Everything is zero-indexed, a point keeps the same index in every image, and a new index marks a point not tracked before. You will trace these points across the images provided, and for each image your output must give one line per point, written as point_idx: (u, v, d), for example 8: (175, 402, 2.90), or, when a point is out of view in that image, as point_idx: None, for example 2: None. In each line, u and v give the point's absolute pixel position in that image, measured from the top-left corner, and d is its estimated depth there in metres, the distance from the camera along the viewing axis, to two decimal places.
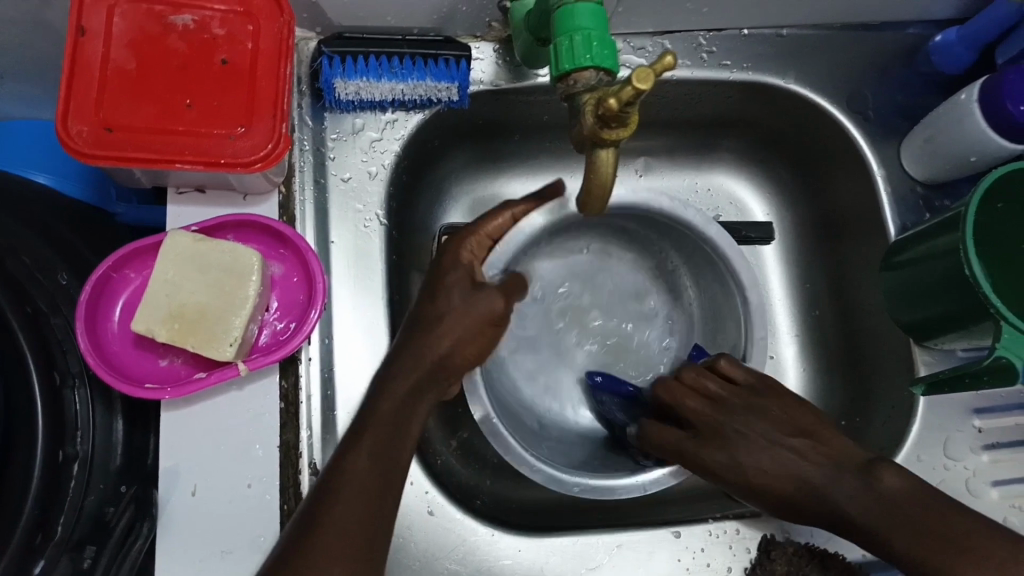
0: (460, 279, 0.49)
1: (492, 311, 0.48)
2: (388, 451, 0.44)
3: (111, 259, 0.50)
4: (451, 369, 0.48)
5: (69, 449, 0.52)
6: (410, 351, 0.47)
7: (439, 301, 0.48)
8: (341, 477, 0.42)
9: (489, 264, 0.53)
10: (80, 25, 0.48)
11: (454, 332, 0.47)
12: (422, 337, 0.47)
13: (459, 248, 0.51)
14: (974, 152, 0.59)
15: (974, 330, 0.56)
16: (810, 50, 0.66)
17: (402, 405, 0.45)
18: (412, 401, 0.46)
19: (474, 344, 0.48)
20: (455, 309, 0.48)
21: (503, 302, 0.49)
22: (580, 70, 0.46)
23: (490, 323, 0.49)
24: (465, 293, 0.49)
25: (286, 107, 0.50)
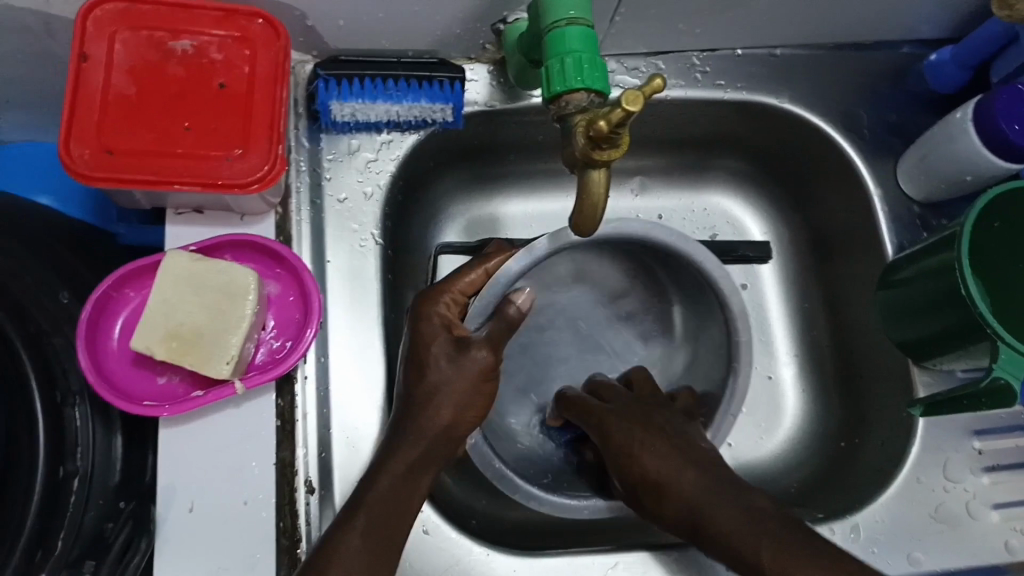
0: (442, 343, 0.51)
1: (481, 366, 0.51)
2: (387, 515, 0.46)
3: (111, 279, 0.51)
4: (454, 437, 0.51)
5: (68, 465, 0.53)
6: (412, 422, 0.50)
7: (427, 374, 0.50)
8: (351, 518, 0.45)
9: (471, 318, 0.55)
10: (83, 52, 0.49)
11: (453, 399, 0.50)
12: (421, 410, 0.50)
13: (432, 310, 0.53)
14: (970, 172, 0.59)
15: (973, 350, 0.56)
16: (803, 70, 0.67)
17: (407, 475, 0.48)
18: (415, 469, 0.48)
19: (472, 405, 0.51)
20: (446, 376, 0.50)
21: (489, 353, 0.52)
22: (571, 92, 0.47)
23: (482, 379, 0.51)
24: (451, 357, 0.51)
25: (282, 129, 0.51)
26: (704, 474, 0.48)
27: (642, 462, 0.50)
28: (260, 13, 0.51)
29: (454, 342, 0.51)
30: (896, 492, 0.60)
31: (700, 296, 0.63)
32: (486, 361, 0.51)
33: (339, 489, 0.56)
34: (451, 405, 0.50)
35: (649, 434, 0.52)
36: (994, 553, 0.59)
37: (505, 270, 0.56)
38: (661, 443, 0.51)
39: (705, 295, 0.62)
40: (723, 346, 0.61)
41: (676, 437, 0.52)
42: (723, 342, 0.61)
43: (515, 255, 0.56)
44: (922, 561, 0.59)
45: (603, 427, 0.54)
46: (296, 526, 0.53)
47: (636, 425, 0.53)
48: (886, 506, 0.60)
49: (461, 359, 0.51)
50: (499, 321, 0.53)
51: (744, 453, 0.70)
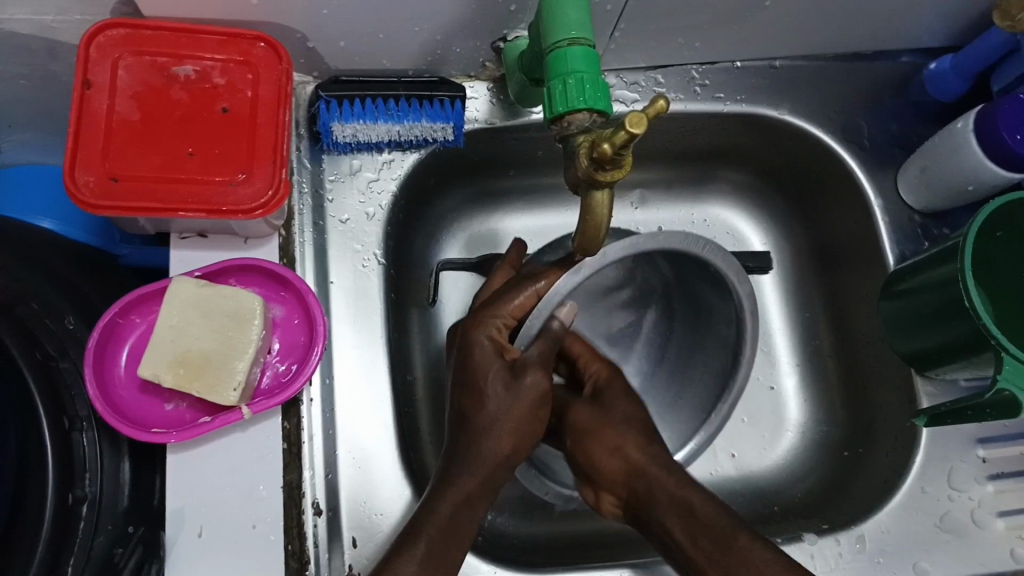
0: (496, 370, 0.50)
1: (539, 389, 0.51)
2: (451, 530, 0.47)
3: (118, 305, 0.51)
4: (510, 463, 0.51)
5: (78, 492, 0.52)
6: (467, 449, 0.50)
7: (487, 403, 0.50)
8: (418, 526, 0.47)
9: (520, 339, 0.52)
10: (87, 79, 0.49)
11: (511, 427, 0.50)
12: (477, 438, 0.50)
13: (479, 329, 0.51)
14: (971, 181, 0.60)
15: (977, 361, 0.56)
16: (803, 82, 0.67)
17: (463, 504, 0.48)
18: (472, 499, 0.49)
19: (525, 432, 0.50)
20: (499, 404, 0.50)
21: (545, 376, 0.51)
22: (573, 113, 0.46)
23: (538, 405, 0.51)
24: (507, 384, 0.50)
25: (285, 154, 0.51)
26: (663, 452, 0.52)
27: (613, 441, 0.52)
28: (262, 37, 0.51)
29: (502, 368, 0.50)
30: (903, 502, 0.60)
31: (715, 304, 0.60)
32: (540, 385, 0.51)
33: (347, 509, 0.56)
34: (511, 432, 0.50)
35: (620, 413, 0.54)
36: (1001, 561, 0.59)
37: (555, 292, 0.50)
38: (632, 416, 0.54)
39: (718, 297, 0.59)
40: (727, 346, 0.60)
41: (642, 406, 0.55)
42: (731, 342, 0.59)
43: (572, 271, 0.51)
44: (929, 571, 0.59)
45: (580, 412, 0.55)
46: (305, 547, 0.53)
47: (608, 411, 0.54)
48: (891, 515, 0.60)
49: (512, 389, 0.50)
50: (545, 339, 0.51)
51: (751, 463, 0.70)
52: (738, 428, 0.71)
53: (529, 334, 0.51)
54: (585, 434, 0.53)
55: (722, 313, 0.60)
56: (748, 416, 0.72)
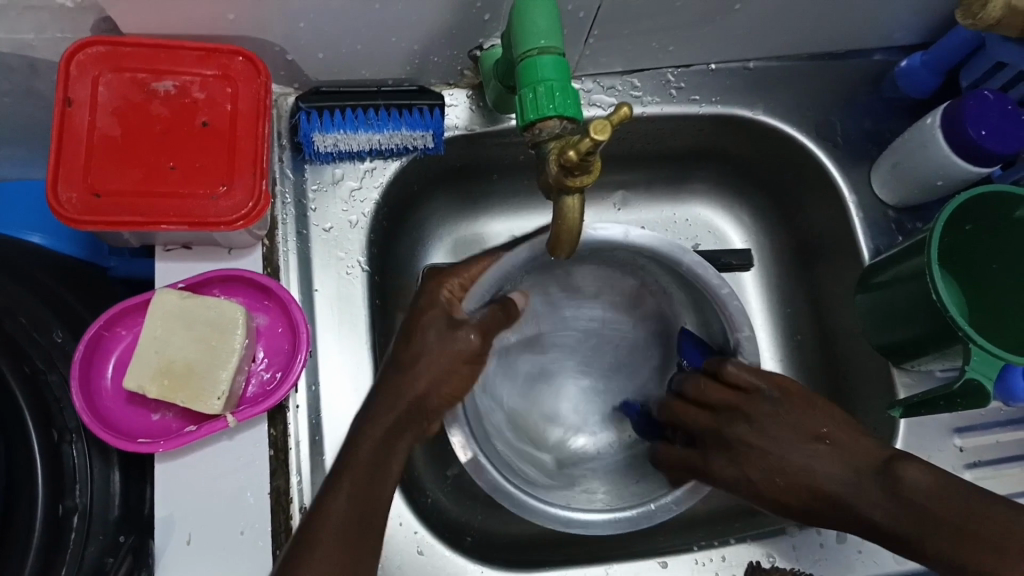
0: (437, 316, 0.52)
1: (469, 347, 0.52)
2: (372, 479, 0.47)
3: (102, 319, 0.52)
4: (425, 411, 0.51)
5: (68, 503, 0.54)
6: (388, 396, 0.50)
7: (422, 343, 0.51)
8: (346, 469, 0.47)
9: (470, 299, 0.54)
10: (68, 96, 0.50)
11: (430, 373, 0.51)
12: (405, 380, 0.50)
13: (439, 287, 0.54)
14: (940, 176, 0.61)
15: (946, 353, 0.58)
16: (777, 83, 0.68)
17: (383, 448, 0.48)
18: (389, 442, 0.49)
19: (449, 383, 0.51)
20: (433, 349, 0.51)
21: (478, 336, 0.52)
22: (545, 120, 0.47)
23: (465, 359, 0.52)
24: (444, 333, 0.51)
25: (265, 165, 0.52)
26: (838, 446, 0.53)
27: (767, 476, 0.54)
28: (240, 51, 0.52)
29: (439, 316, 0.52)
30: None
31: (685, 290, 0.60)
32: (472, 342, 0.52)
33: None
34: (431, 380, 0.50)
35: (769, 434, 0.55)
36: None
37: (511, 255, 0.55)
38: (786, 439, 0.54)
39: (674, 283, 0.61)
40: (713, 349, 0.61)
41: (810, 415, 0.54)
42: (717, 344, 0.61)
43: (513, 250, 0.55)
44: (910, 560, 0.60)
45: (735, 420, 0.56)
46: None
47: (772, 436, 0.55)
48: None
49: (449, 339, 0.51)
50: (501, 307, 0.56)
51: None
52: None
53: (479, 298, 0.55)
54: (774, 468, 0.54)
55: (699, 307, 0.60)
56: None
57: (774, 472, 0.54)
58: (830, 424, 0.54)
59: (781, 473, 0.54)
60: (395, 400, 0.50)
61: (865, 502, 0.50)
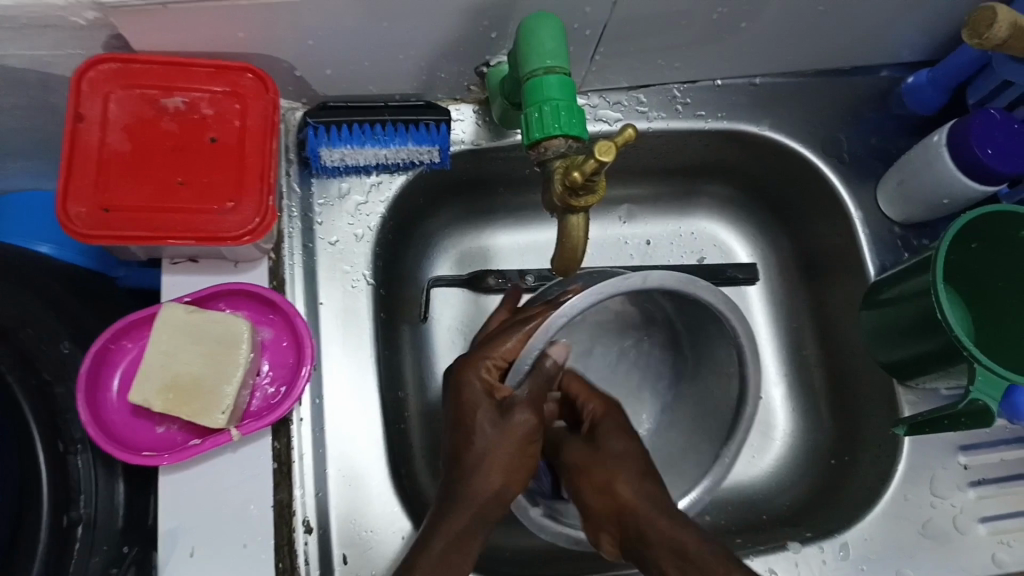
0: (487, 409, 0.50)
1: (526, 429, 0.49)
2: (447, 561, 0.48)
3: (108, 331, 0.53)
4: (502, 503, 0.50)
5: (72, 513, 0.54)
6: (459, 488, 0.49)
7: (475, 440, 0.49)
8: (411, 566, 0.47)
9: (511, 379, 0.51)
10: (78, 112, 0.50)
11: (498, 468, 0.49)
12: (464, 475, 0.49)
13: (472, 376, 0.51)
14: (946, 195, 0.61)
15: (951, 372, 0.58)
16: (783, 99, 0.68)
17: (455, 542, 0.48)
18: (463, 538, 0.49)
19: (517, 471, 0.49)
20: (489, 442, 0.49)
21: (533, 415, 0.50)
22: (549, 139, 0.48)
23: (527, 441, 0.50)
24: (495, 421, 0.50)
25: (273, 181, 0.52)
26: (652, 489, 0.51)
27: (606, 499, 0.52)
28: (249, 68, 0.53)
29: (488, 408, 0.50)
30: (885, 510, 0.61)
31: (712, 326, 0.59)
32: (528, 424, 0.49)
33: (337, 527, 0.57)
34: (499, 470, 0.49)
35: (611, 452, 0.53)
36: (982, 565, 0.60)
37: (549, 322, 0.51)
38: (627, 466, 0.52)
39: (713, 319, 0.58)
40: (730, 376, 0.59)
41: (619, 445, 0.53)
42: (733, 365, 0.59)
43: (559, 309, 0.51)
44: None
45: (574, 451, 0.54)
46: (296, 564, 0.54)
47: (603, 452, 0.53)
48: (874, 524, 0.61)
49: (500, 431, 0.49)
50: (536, 378, 0.50)
51: (740, 472, 0.71)
52: None
53: (520, 373, 0.51)
54: (581, 473, 0.53)
55: (728, 346, 0.58)
56: None
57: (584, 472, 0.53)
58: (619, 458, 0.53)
59: (605, 481, 0.52)
60: (454, 493, 0.49)
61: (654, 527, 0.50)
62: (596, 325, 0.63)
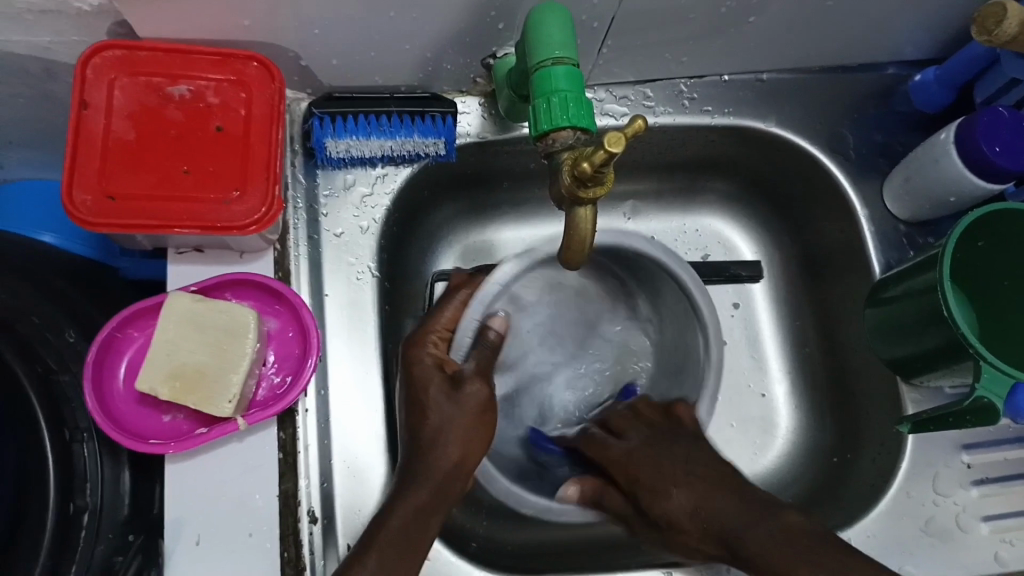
0: (437, 383, 0.53)
1: (478, 398, 0.53)
2: (411, 538, 0.49)
3: (115, 320, 0.52)
4: (461, 473, 0.52)
5: (78, 502, 0.54)
6: (420, 463, 0.51)
7: (429, 415, 0.52)
8: (376, 538, 0.48)
9: (456, 352, 0.55)
10: (83, 100, 0.50)
11: (456, 438, 0.52)
12: (427, 449, 0.52)
13: (420, 353, 0.55)
14: (953, 193, 0.61)
15: (956, 370, 0.57)
16: (789, 95, 0.68)
17: (416, 515, 0.49)
18: (425, 512, 0.50)
19: (472, 439, 0.52)
20: (440, 412, 0.52)
21: (482, 384, 0.54)
22: (557, 130, 0.47)
23: (480, 411, 0.53)
24: (448, 396, 0.53)
25: (278, 171, 0.52)
26: (731, 484, 0.51)
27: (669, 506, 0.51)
28: (254, 56, 0.53)
29: (439, 385, 0.53)
30: (889, 507, 0.61)
31: (659, 284, 0.60)
32: (478, 393, 0.53)
33: (341, 518, 0.57)
34: (454, 439, 0.52)
35: (681, 455, 0.53)
36: (985, 564, 0.60)
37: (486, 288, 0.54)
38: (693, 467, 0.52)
39: (654, 273, 0.59)
40: (686, 333, 0.59)
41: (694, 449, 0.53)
42: (687, 318, 0.59)
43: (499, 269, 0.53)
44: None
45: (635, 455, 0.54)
46: (300, 554, 0.54)
47: (674, 453, 0.53)
48: (878, 521, 0.61)
49: (450, 403, 0.53)
50: (479, 348, 0.55)
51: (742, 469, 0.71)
52: (727, 435, 0.72)
53: (464, 346, 0.55)
54: (648, 482, 0.52)
55: (676, 301, 0.59)
56: (738, 422, 0.72)
57: (642, 480, 0.53)
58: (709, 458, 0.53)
59: (665, 486, 0.52)
60: (414, 465, 0.52)
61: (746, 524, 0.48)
62: (562, 305, 0.65)
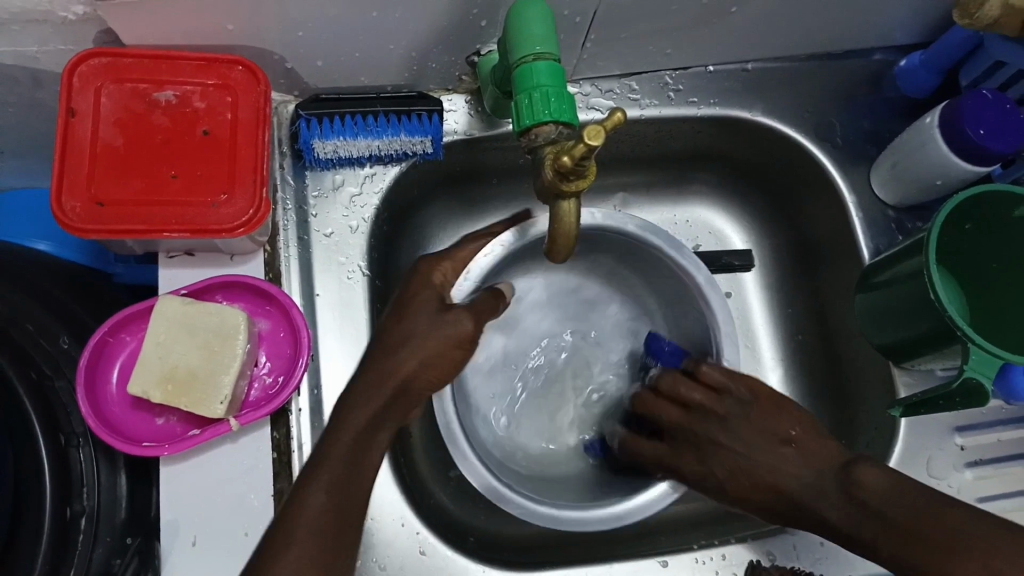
0: (429, 300, 0.52)
1: (461, 330, 0.51)
2: (359, 459, 0.46)
3: (107, 324, 0.53)
4: (411, 396, 0.50)
5: (75, 505, 0.55)
6: (379, 376, 0.48)
7: (407, 329, 0.50)
8: (322, 455, 0.45)
9: (458, 289, 0.57)
10: (70, 107, 0.51)
11: (424, 355, 0.49)
12: (393, 365, 0.49)
13: (431, 270, 0.54)
14: (940, 176, 0.61)
15: (945, 353, 0.58)
16: (776, 84, 0.68)
17: (364, 432, 0.46)
18: (374, 427, 0.47)
19: (439, 364, 0.50)
20: (426, 331, 0.50)
21: (472, 321, 0.52)
22: (539, 125, 0.48)
23: (456, 344, 0.51)
24: (436, 315, 0.51)
25: (266, 173, 0.53)
26: (808, 453, 0.52)
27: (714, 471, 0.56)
28: (239, 60, 0.53)
29: (430, 303, 0.52)
30: None
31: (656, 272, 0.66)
32: (469, 327, 0.51)
33: None
34: (425, 360, 0.49)
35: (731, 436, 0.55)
36: None
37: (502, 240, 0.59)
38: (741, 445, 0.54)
39: (649, 260, 0.65)
40: (689, 311, 0.64)
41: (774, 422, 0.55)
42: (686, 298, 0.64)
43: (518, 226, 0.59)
44: None
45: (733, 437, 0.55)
46: None
47: (732, 433, 0.55)
48: None
49: (438, 322, 0.51)
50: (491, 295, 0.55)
51: None
52: None
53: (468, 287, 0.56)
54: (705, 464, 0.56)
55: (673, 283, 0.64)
56: None
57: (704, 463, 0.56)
58: (796, 427, 0.54)
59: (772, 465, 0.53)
60: (379, 383, 0.48)
61: (824, 501, 0.49)
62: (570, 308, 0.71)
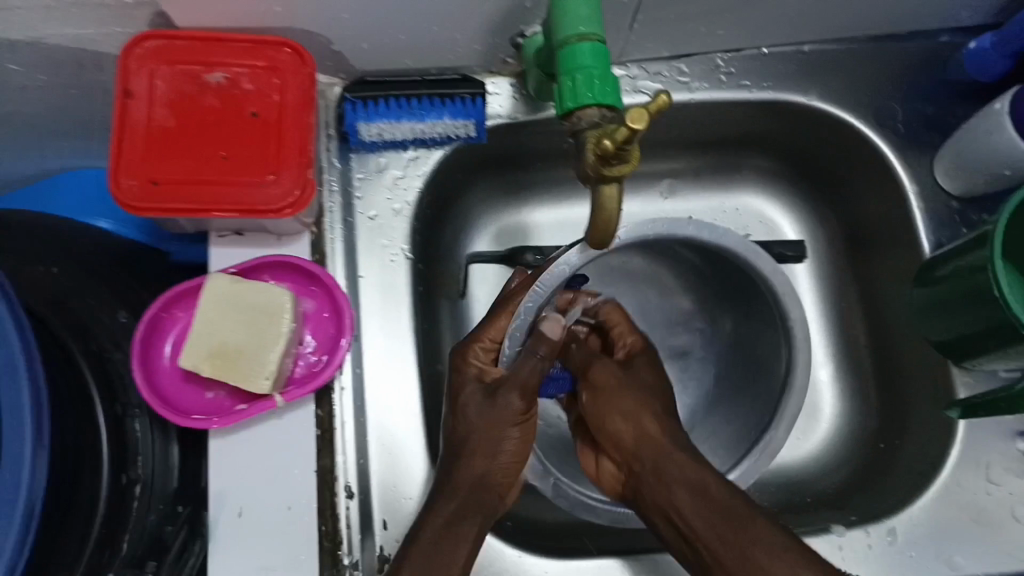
0: (473, 390, 0.53)
1: (513, 409, 0.52)
2: (443, 543, 0.48)
3: (160, 301, 0.55)
4: (491, 486, 0.52)
5: (130, 473, 0.56)
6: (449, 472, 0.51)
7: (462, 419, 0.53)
8: (413, 538, 0.49)
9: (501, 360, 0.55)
10: (127, 89, 0.52)
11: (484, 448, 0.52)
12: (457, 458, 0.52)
13: (466, 360, 0.55)
14: (1009, 165, 0.58)
15: (1010, 352, 0.54)
16: (834, 67, 0.65)
17: (448, 525, 0.49)
18: (457, 518, 0.50)
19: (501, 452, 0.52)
20: (478, 426, 0.52)
21: (518, 397, 0.52)
22: (583, 108, 0.47)
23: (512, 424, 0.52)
24: (484, 405, 0.53)
25: (311, 154, 0.54)
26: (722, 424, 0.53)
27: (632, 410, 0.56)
28: (287, 42, 0.54)
29: (477, 390, 0.53)
30: (939, 494, 0.59)
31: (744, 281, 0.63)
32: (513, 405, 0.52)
33: (377, 494, 0.59)
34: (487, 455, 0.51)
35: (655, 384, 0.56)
36: None
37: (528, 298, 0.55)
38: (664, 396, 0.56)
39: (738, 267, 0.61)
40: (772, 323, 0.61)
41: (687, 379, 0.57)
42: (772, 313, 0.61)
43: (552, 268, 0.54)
44: (963, 566, 0.58)
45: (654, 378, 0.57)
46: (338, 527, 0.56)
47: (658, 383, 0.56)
48: (925, 510, 0.59)
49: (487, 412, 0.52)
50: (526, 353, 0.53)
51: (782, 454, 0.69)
52: None
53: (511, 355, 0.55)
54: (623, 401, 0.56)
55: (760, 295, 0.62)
56: None
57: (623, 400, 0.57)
58: None
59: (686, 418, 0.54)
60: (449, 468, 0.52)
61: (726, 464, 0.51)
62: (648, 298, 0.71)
